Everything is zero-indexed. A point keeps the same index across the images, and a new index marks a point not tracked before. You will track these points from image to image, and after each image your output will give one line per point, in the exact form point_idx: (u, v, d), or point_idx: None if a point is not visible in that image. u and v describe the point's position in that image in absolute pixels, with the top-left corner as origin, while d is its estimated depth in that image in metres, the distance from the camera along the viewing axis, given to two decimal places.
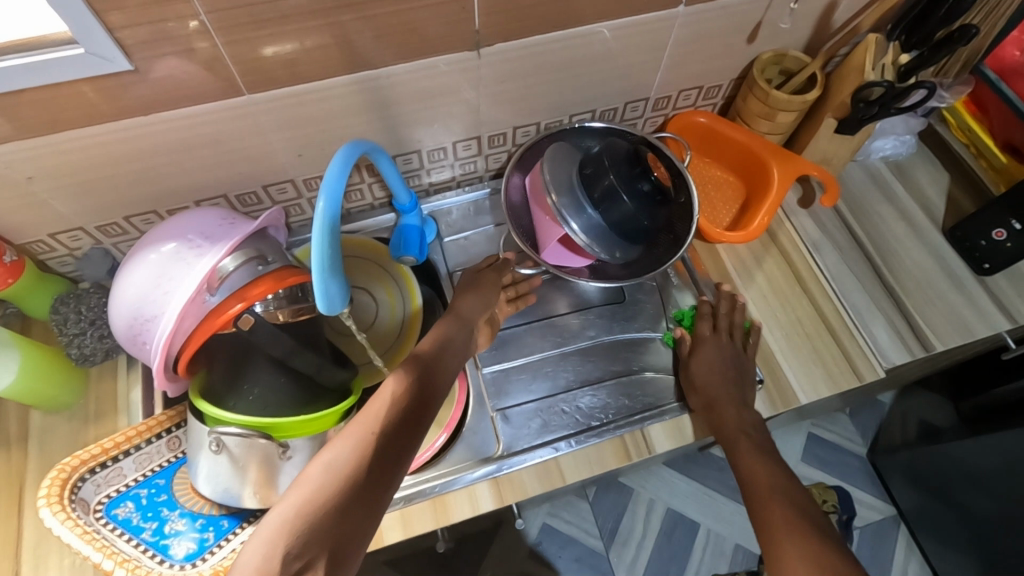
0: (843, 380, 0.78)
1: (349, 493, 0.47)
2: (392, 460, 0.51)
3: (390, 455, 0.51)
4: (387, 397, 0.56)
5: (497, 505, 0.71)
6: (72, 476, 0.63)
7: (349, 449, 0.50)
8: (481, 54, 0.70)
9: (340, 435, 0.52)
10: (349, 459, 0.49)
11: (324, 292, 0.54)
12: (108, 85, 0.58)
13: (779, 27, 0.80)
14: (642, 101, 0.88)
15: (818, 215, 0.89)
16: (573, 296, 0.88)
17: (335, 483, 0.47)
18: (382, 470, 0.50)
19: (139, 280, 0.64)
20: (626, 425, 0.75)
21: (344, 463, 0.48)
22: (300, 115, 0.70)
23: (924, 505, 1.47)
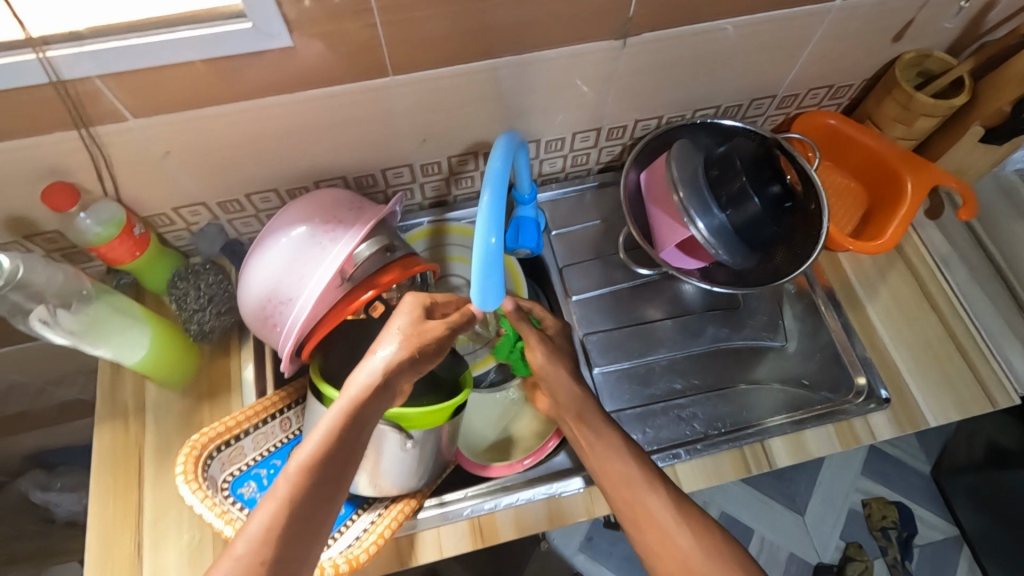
0: (974, 406, 0.73)
1: (293, 524, 0.51)
2: (331, 483, 0.54)
3: (326, 487, 0.53)
4: (332, 420, 0.54)
5: (611, 510, 0.69)
6: (202, 453, 0.63)
7: (296, 471, 0.53)
8: (626, 43, 0.67)
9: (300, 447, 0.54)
10: (290, 493, 0.52)
11: (482, 287, 0.53)
12: (264, 63, 0.57)
13: (934, 24, 0.75)
14: (769, 99, 0.83)
15: (949, 229, 0.84)
16: (670, 299, 0.85)
17: (279, 513, 0.51)
18: (332, 490, 0.54)
19: (273, 264, 0.64)
20: (747, 437, 0.71)
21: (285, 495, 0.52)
22: (432, 100, 0.68)
23: (990, 529, 1.42)
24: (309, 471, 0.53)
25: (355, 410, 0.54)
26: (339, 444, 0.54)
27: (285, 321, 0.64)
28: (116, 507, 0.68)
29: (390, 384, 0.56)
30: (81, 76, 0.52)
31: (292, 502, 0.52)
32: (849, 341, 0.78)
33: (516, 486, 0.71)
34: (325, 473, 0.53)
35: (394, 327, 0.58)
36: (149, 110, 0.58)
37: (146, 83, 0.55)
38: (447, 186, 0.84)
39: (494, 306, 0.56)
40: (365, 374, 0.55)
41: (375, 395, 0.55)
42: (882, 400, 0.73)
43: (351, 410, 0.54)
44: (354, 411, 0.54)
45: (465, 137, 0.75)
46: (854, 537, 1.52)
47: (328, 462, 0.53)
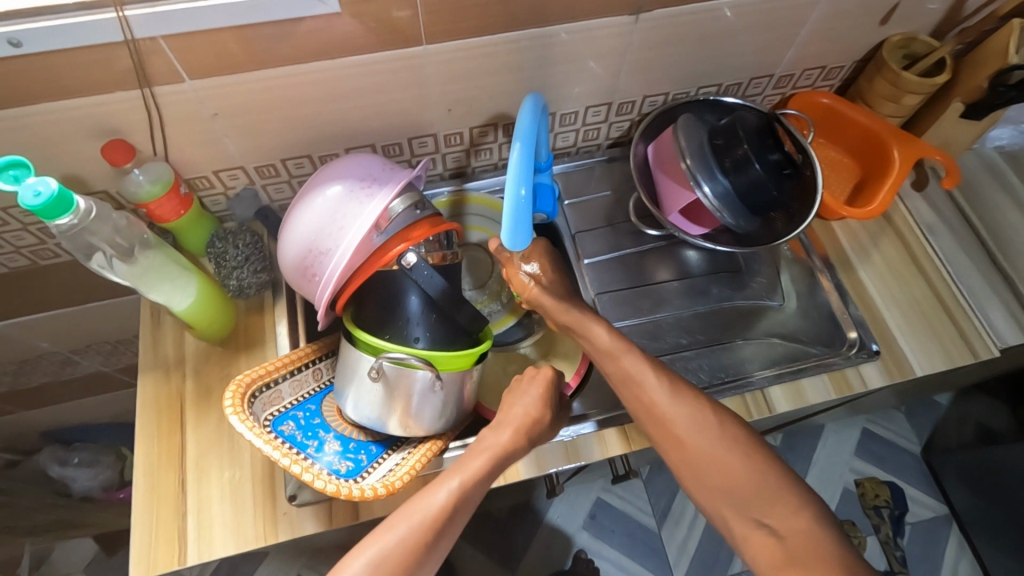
0: (959, 357, 0.79)
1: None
2: (422, 569, 0.55)
3: (420, 568, 0.55)
4: (447, 498, 0.58)
5: (625, 450, 0.75)
6: (247, 391, 0.68)
7: (397, 550, 0.54)
8: (637, 19, 0.73)
9: (393, 519, 0.56)
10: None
11: (512, 232, 0.59)
12: (311, 29, 0.62)
13: (918, 7, 0.82)
14: (766, 78, 0.90)
15: (935, 201, 0.91)
16: (676, 264, 0.91)
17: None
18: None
19: (312, 218, 0.69)
20: (748, 385, 0.77)
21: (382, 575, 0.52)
22: (459, 70, 0.73)
23: (979, 507, 1.47)
24: (413, 550, 0.54)
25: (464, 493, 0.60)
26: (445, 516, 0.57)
27: (324, 271, 0.69)
28: (161, 448, 0.73)
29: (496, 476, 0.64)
30: (150, 36, 0.58)
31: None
32: (840, 298, 0.84)
33: None
34: (424, 556, 0.55)
35: (530, 392, 0.70)
36: (205, 72, 0.64)
37: (206, 45, 0.61)
38: (467, 157, 0.90)
39: (520, 248, 0.62)
40: (487, 457, 0.63)
41: (488, 475, 0.62)
42: (872, 352, 0.79)
43: (464, 490, 0.59)
44: (466, 492, 0.60)
45: (487, 107, 0.80)
46: (847, 515, 1.58)
47: (433, 541, 0.56)
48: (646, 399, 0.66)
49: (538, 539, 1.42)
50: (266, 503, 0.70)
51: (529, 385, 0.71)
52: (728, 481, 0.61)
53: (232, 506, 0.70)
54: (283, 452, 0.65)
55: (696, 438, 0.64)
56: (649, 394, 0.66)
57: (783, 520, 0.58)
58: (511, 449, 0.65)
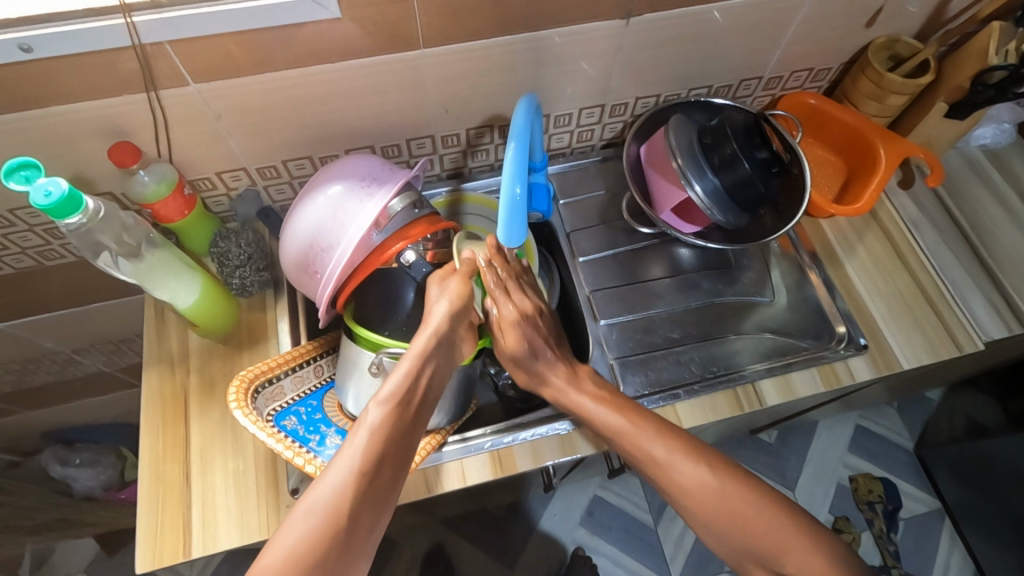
0: (943, 349, 0.81)
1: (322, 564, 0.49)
2: (376, 500, 0.55)
3: (371, 500, 0.55)
4: (368, 436, 0.57)
5: (620, 443, 0.76)
6: (251, 385, 0.70)
7: (335, 493, 0.53)
8: (629, 22, 0.75)
9: (329, 467, 0.55)
10: (324, 527, 0.51)
11: (506, 228, 0.61)
12: (312, 34, 0.64)
13: (901, 10, 0.84)
14: (755, 80, 0.92)
15: (920, 198, 0.93)
16: (668, 261, 0.93)
17: (313, 542, 0.50)
18: (363, 522, 0.53)
19: (312, 216, 0.70)
20: (740, 378, 0.79)
21: (326, 520, 0.51)
22: (456, 73, 0.75)
23: (971, 501, 1.49)
24: (352, 489, 0.53)
25: (389, 421, 0.59)
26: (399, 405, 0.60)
27: (325, 268, 0.70)
28: (165, 441, 0.75)
29: (421, 385, 0.63)
30: (158, 41, 0.59)
31: (325, 541, 0.50)
32: (828, 292, 0.86)
33: (531, 423, 0.78)
34: (387, 449, 0.58)
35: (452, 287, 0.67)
36: (209, 75, 0.65)
37: (212, 49, 0.62)
38: (464, 157, 0.92)
39: (515, 245, 0.63)
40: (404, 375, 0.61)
41: (408, 393, 0.61)
42: (860, 345, 0.81)
43: (388, 416, 0.59)
44: (389, 420, 0.59)
45: (483, 108, 0.82)
46: (842, 511, 1.60)
47: (373, 472, 0.56)
48: (647, 455, 0.65)
49: (536, 535, 1.44)
50: (269, 495, 0.72)
51: (437, 289, 0.67)
52: (735, 518, 0.61)
53: (237, 497, 0.72)
54: (289, 446, 0.67)
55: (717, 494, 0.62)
56: (670, 475, 0.64)
57: (802, 570, 0.58)
58: (427, 354, 0.63)
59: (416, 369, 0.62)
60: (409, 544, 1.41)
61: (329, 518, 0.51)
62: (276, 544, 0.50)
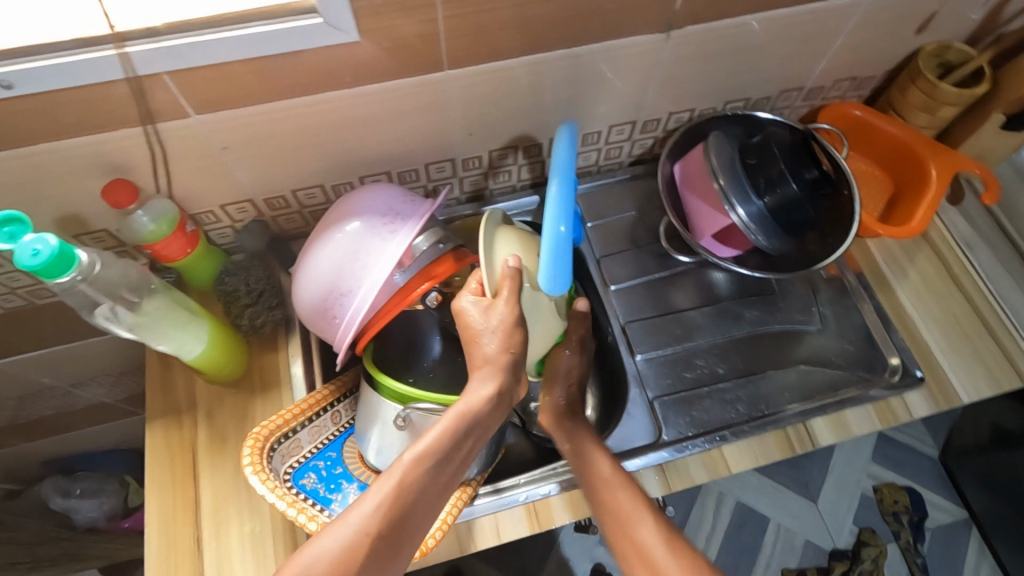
0: (1005, 380, 0.76)
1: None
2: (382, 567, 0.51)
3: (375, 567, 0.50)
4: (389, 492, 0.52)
5: (664, 492, 0.71)
6: (266, 444, 0.64)
7: (342, 549, 0.49)
8: (670, 36, 0.69)
9: (347, 513, 0.51)
10: None
11: (549, 271, 0.54)
12: (325, 58, 0.58)
13: (957, 16, 0.78)
14: (795, 91, 0.86)
15: (971, 216, 0.87)
16: (705, 286, 0.87)
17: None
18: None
19: (332, 256, 0.64)
20: (790, 417, 0.74)
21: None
22: (481, 94, 0.69)
23: (1002, 512, 1.44)
24: (358, 551, 0.49)
25: (420, 476, 0.54)
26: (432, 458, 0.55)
27: (345, 312, 0.64)
28: (174, 501, 0.69)
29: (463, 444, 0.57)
30: (155, 72, 0.53)
31: None
32: (882, 323, 0.80)
33: (568, 470, 0.71)
34: (413, 509, 0.53)
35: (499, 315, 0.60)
36: (212, 105, 0.59)
37: (216, 78, 0.56)
38: (485, 179, 0.85)
39: (559, 292, 0.56)
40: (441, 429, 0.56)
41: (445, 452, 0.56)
42: (917, 377, 0.76)
43: (413, 474, 0.53)
44: (417, 480, 0.53)
45: (508, 130, 0.76)
46: (868, 522, 1.54)
47: (384, 536, 0.51)
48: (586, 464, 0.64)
49: (557, 557, 1.38)
50: (290, 559, 0.66)
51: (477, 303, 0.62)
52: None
53: (253, 564, 0.66)
54: (307, 513, 0.61)
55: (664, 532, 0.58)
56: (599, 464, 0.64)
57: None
58: (475, 412, 0.58)
59: (455, 427, 0.57)
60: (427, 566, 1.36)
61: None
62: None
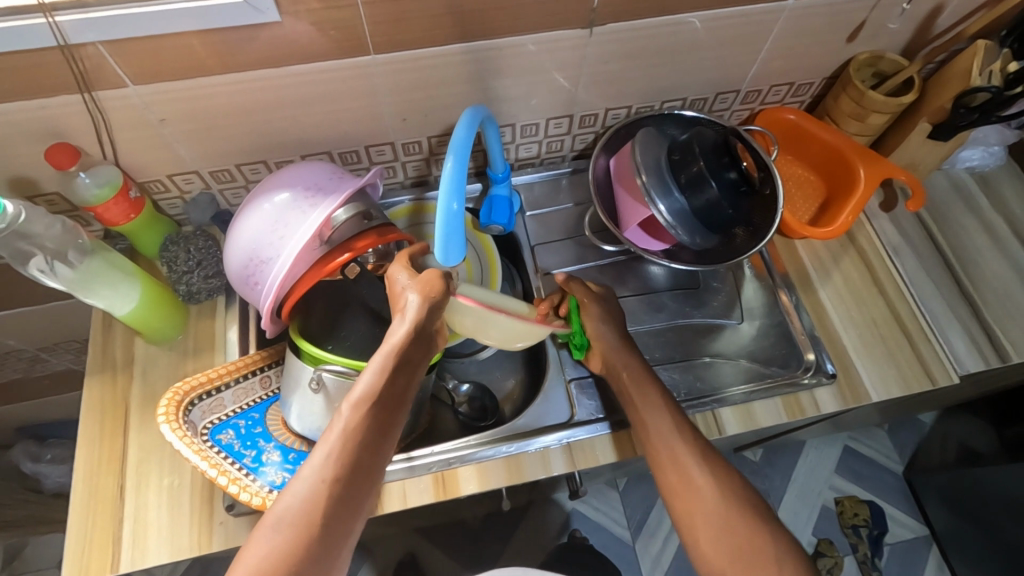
0: (915, 383, 0.78)
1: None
2: (346, 510, 0.55)
3: (337, 517, 0.54)
4: (334, 445, 0.56)
5: (568, 469, 0.74)
6: (184, 399, 0.69)
7: (300, 504, 0.53)
8: (592, 32, 0.72)
9: (299, 473, 0.55)
10: (292, 536, 0.52)
11: (444, 246, 0.58)
12: (249, 37, 0.62)
13: (883, 26, 0.81)
14: (732, 94, 0.89)
15: (902, 224, 0.89)
16: (639, 278, 0.91)
17: (281, 553, 0.51)
18: (333, 533, 0.53)
19: (257, 224, 0.67)
20: (698, 405, 0.76)
21: (290, 530, 0.52)
22: (411, 80, 0.73)
23: (959, 530, 1.38)
24: (316, 501, 0.53)
25: (360, 424, 0.57)
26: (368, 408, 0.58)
27: (266, 279, 0.68)
28: (102, 451, 0.73)
29: (396, 385, 0.60)
30: (87, 41, 0.58)
31: (295, 549, 0.51)
32: (804, 329, 0.82)
33: (480, 443, 0.75)
34: (360, 456, 0.57)
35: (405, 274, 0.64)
36: (147, 77, 0.63)
37: (146, 50, 0.60)
38: (428, 165, 0.89)
39: (456, 264, 0.60)
40: (374, 376, 0.59)
41: (381, 396, 0.59)
42: (828, 375, 0.78)
43: (353, 425, 0.57)
44: (356, 428, 0.57)
45: (443, 117, 0.80)
46: (825, 533, 1.49)
47: (340, 481, 0.55)
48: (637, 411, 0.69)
49: (510, 549, 1.38)
50: (203, 511, 0.70)
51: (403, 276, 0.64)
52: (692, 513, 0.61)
53: (169, 514, 0.70)
54: (215, 464, 0.65)
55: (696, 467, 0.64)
56: (651, 423, 0.67)
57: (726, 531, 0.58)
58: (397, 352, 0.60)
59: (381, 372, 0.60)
60: (383, 553, 1.36)
61: (298, 526, 0.52)
62: (245, 559, 0.51)
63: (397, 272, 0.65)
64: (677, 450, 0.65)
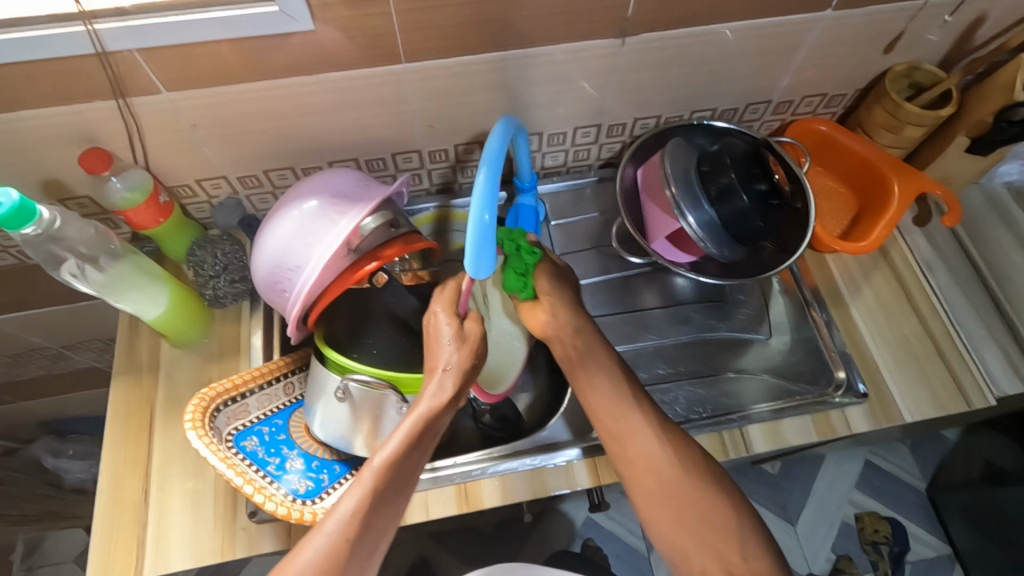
0: (950, 403, 0.76)
1: None
2: (358, 572, 0.55)
3: (349, 573, 0.54)
4: (359, 500, 0.56)
5: (592, 483, 0.73)
6: (210, 405, 0.68)
7: (322, 556, 0.53)
8: (624, 42, 0.71)
9: (315, 529, 0.55)
10: None
11: (474, 257, 0.57)
12: (281, 44, 0.62)
13: (922, 38, 0.79)
14: (763, 104, 0.88)
15: (935, 238, 0.87)
16: (663, 290, 0.90)
17: None
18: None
19: (285, 232, 0.67)
20: (725, 422, 0.75)
21: None
22: (440, 88, 0.72)
23: (984, 551, 1.34)
24: (335, 557, 0.53)
25: (381, 485, 0.57)
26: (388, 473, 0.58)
27: (293, 287, 0.68)
28: (127, 455, 0.73)
29: (422, 449, 0.60)
30: (123, 48, 0.58)
31: None
32: (834, 343, 0.81)
33: (503, 456, 0.74)
34: (373, 520, 0.56)
35: (444, 335, 0.64)
36: (181, 84, 0.64)
37: (179, 58, 0.61)
38: (453, 173, 0.89)
39: (484, 278, 0.59)
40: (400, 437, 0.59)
41: (407, 454, 0.59)
42: (859, 394, 0.76)
43: (379, 485, 0.57)
44: (380, 490, 0.57)
45: (471, 124, 0.79)
46: (845, 549, 1.45)
47: (359, 541, 0.55)
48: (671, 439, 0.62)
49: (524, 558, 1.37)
50: (226, 517, 0.70)
51: (445, 326, 0.64)
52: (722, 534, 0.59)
53: (192, 519, 0.70)
54: (240, 471, 0.65)
55: (673, 470, 0.61)
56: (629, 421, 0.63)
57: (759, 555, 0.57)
58: (429, 416, 0.61)
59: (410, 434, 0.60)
60: (396, 556, 1.36)
61: None
62: None
63: (433, 319, 0.65)
64: (660, 462, 0.61)
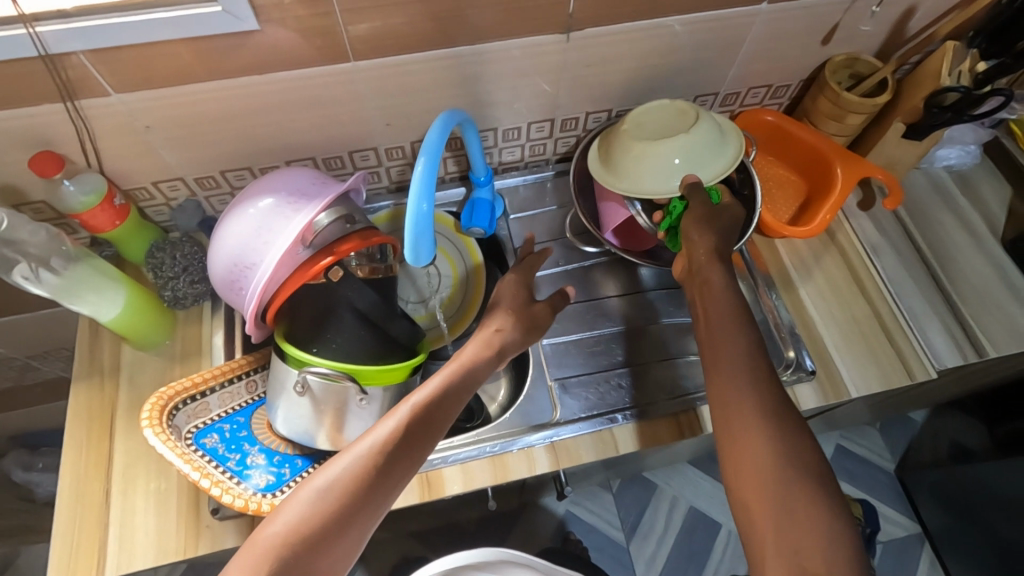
0: (895, 378, 0.79)
1: (323, 537, 0.52)
2: (381, 496, 0.56)
3: (372, 496, 0.56)
4: (394, 428, 0.59)
5: (552, 468, 0.75)
6: (168, 404, 0.69)
7: (349, 476, 0.55)
8: (570, 38, 0.73)
9: (343, 453, 0.58)
10: (327, 507, 0.54)
11: (414, 245, 0.58)
12: (228, 44, 0.63)
13: (857, 29, 0.82)
14: (711, 96, 0.91)
15: (880, 221, 0.91)
16: (621, 279, 0.92)
17: (320, 517, 0.53)
18: (370, 509, 0.55)
19: (242, 229, 0.68)
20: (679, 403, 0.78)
21: (338, 496, 0.54)
22: (391, 86, 0.74)
23: (952, 529, 1.37)
24: (362, 476, 0.56)
25: (412, 421, 0.60)
26: (420, 412, 0.61)
27: (250, 284, 0.68)
28: (89, 456, 0.73)
29: (456, 396, 0.65)
30: (70, 51, 0.59)
31: (327, 522, 0.53)
32: (784, 321, 0.84)
33: (465, 444, 0.75)
34: (402, 451, 0.58)
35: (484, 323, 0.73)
36: (130, 86, 0.65)
37: (127, 60, 0.61)
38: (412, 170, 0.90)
39: (426, 264, 0.61)
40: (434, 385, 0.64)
41: (440, 402, 0.63)
42: (808, 372, 0.79)
43: (411, 419, 0.60)
44: (413, 423, 0.60)
45: (426, 121, 0.81)
46: None
47: (390, 467, 0.57)
48: None
49: None
50: (189, 514, 0.70)
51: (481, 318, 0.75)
52: None
53: (156, 517, 0.70)
54: (198, 466, 0.66)
55: None
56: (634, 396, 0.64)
57: None
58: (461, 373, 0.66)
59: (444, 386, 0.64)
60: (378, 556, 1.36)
61: (339, 497, 0.54)
62: (284, 514, 0.53)
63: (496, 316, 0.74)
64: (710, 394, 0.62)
